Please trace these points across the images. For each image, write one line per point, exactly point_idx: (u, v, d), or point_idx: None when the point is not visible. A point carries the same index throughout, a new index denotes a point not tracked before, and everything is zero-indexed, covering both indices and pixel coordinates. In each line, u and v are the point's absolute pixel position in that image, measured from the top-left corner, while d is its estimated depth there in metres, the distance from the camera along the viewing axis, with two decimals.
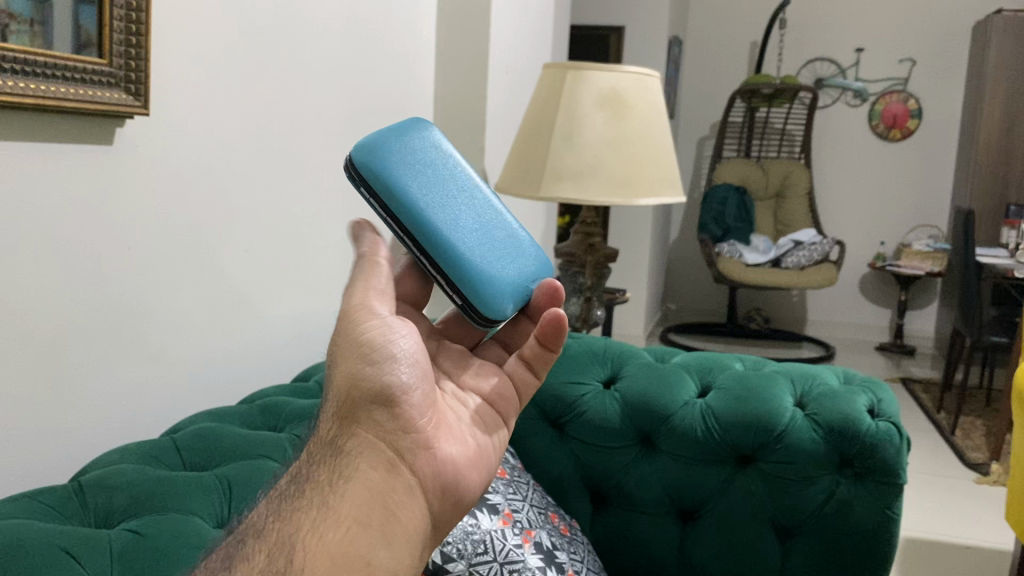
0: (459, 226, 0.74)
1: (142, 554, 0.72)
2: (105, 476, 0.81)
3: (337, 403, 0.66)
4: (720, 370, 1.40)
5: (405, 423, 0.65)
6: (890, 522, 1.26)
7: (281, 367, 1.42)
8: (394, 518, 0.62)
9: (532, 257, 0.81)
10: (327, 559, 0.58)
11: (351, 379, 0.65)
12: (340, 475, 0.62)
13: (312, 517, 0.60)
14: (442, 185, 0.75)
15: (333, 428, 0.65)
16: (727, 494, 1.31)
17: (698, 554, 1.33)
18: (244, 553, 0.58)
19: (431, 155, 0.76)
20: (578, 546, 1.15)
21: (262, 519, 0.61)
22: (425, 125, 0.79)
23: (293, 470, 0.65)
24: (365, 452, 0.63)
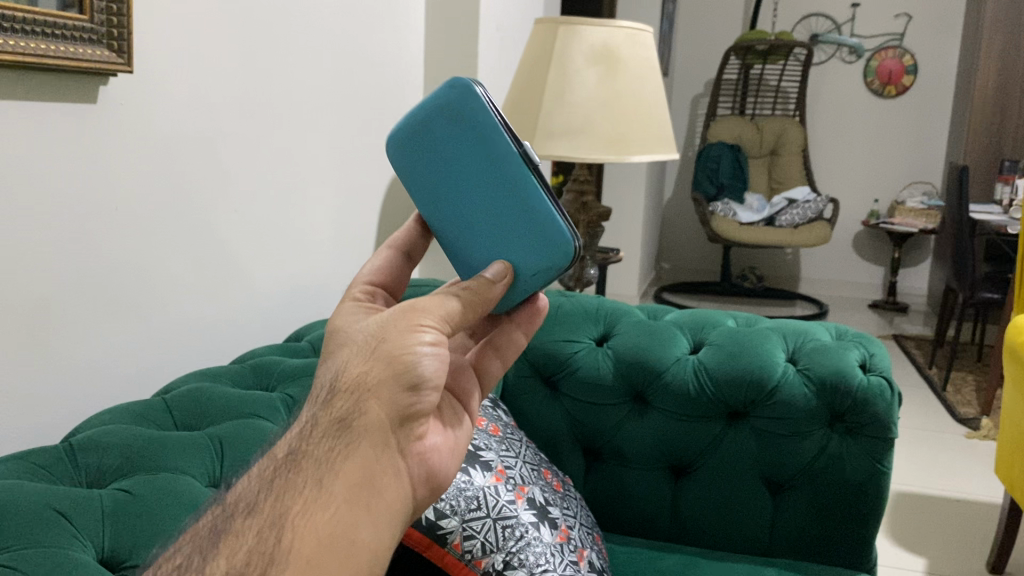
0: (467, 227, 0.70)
1: (133, 513, 0.72)
2: (96, 436, 0.81)
3: (359, 373, 0.60)
4: (712, 326, 1.40)
5: (415, 413, 0.62)
6: (882, 477, 1.26)
7: (272, 329, 1.41)
8: (381, 502, 0.60)
9: (546, 254, 0.67)
10: (314, 540, 0.56)
11: (388, 356, 0.60)
12: (336, 455, 0.59)
13: (305, 497, 0.57)
14: (462, 184, 0.69)
15: (343, 402, 0.60)
16: (719, 447, 1.32)
17: (688, 508, 1.35)
18: (234, 529, 0.56)
19: (452, 146, 0.68)
20: (571, 501, 1.16)
21: (252, 491, 0.58)
22: (464, 97, 0.67)
23: (288, 438, 0.61)
24: (370, 434, 0.60)
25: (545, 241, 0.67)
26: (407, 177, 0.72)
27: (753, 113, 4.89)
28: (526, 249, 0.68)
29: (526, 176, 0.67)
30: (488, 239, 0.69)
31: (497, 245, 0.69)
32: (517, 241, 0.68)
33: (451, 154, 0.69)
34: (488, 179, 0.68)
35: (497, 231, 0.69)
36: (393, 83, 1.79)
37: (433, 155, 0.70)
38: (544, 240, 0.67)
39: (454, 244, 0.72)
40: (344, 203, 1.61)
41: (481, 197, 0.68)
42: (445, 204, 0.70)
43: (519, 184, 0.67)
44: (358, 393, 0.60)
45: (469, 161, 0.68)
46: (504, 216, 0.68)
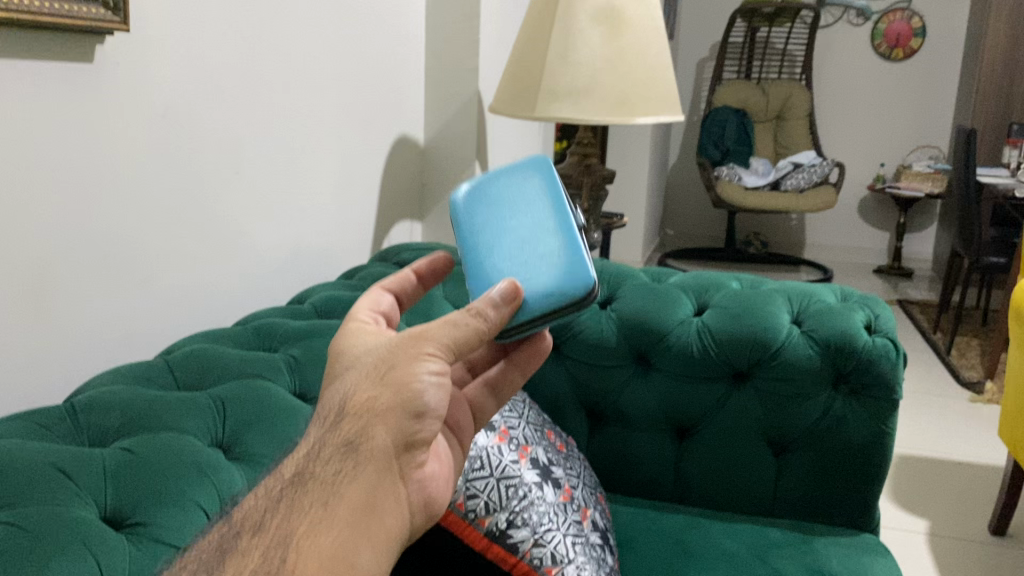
0: (495, 257, 0.73)
1: (137, 471, 0.71)
2: (97, 397, 0.81)
3: (367, 397, 0.63)
4: (716, 288, 1.40)
5: (416, 440, 0.65)
6: (885, 439, 1.26)
7: (275, 292, 1.41)
8: (382, 526, 0.62)
9: (560, 272, 0.67)
10: (318, 559, 0.56)
11: (396, 380, 0.63)
12: (343, 478, 0.60)
13: (310, 517, 0.58)
14: (506, 224, 0.74)
15: (350, 424, 0.62)
16: (723, 410, 1.32)
17: (692, 470, 1.35)
18: (241, 548, 0.55)
19: (511, 197, 0.76)
20: (574, 462, 1.16)
21: (259, 510, 0.58)
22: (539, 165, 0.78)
23: (294, 459, 0.61)
24: (374, 458, 0.62)
25: (564, 263, 0.68)
26: (460, 218, 0.77)
27: (759, 76, 4.84)
28: (543, 272, 0.68)
29: (568, 217, 0.72)
30: (510, 267, 0.71)
31: (518, 267, 0.70)
32: (536, 267, 0.69)
33: (506, 203, 0.76)
34: (536, 221, 0.73)
35: (523, 257, 0.71)
36: (394, 45, 1.76)
37: (489, 204, 0.77)
38: (563, 262, 0.68)
39: (475, 273, 0.73)
40: (345, 167, 1.60)
41: (520, 232, 0.73)
42: (482, 240, 0.75)
43: (561, 225, 0.71)
44: (365, 416, 0.62)
45: (526, 207, 0.74)
46: (536, 247, 0.71)
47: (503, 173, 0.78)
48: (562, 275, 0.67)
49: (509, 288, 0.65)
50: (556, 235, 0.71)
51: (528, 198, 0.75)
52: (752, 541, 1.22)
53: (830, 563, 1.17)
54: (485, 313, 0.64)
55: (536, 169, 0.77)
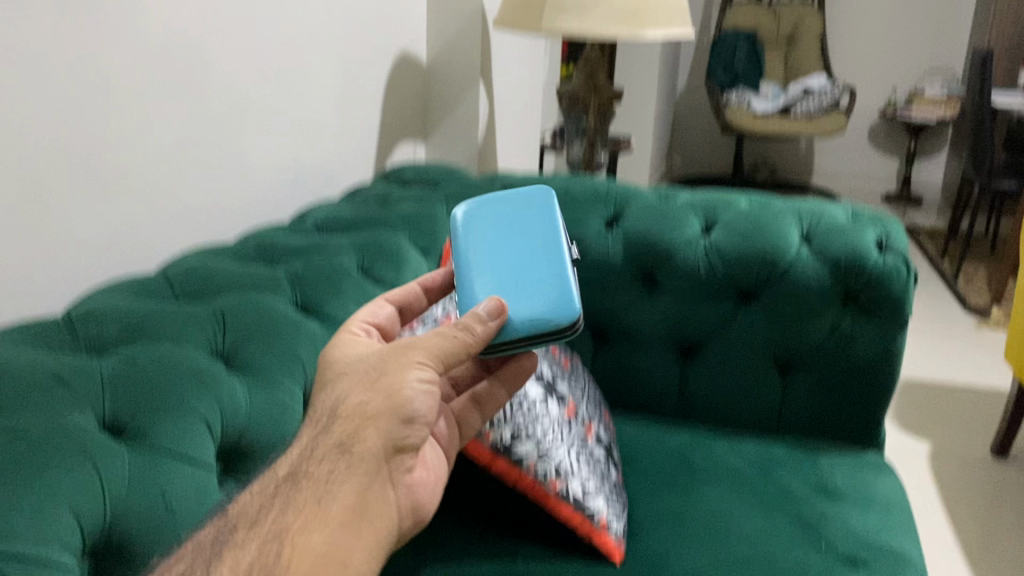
0: (488, 271, 0.82)
1: (135, 380, 0.70)
2: (95, 308, 0.80)
3: (361, 403, 0.68)
4: (725, 206, 1.37)
5: (405, 445, 0.70)
6: (893, 356, 1.25)
7: (276, 212, 1.38)
8: (374, 526, 0.65)
9: (550, 300, 0.77)
10: (313, 554, 0.59)
11: (388, 387, 0.70)
12: (335, 478, 0.64)
13: (305, 515, 0.61)
14: (505, 243, 0.84)
15: (345, 427, 0.67)
16: (730, 329, 1.31)
17: (698, 388, 1.34)
18: (239, 541, 0.58)
19: (515, 221, 0.87)
20: (578, 379, 1.15)
21: (254, 507, 0.61)
22: (545, 199, 0.89)
23: (287, 462, 0.65)
24: (366, 460, 0.66)
25: (554, 292, 0.78)
26: (460, 235, 0.86)
27: None
28: (534, 294, 0.78)
29: (562, 251, 0.83)
30: (503, 284, 0.79)
31: (511, 284, 0.79)
32: (528, 290, 0.78)
33: (509, 226, 0.86)
34: (533, 245, 0.84)
35: (516, 275, 0.80)
36: None
37: (493, 221, 0.87)
38: (553, 290, 0.78)
39: (466, 280, 0.81)
40: (346, 83, 1.55)
41: (517, 254, 0.83)
42: (479, 252, 0.84)
43: (556, 262, 0.81)
44: (357, 420, 0.67)
45: (525, 239, 0.84)
46: (531, 270, 0.81)
47: (512, 199, 0.89)
48: (550, 303, 0.76)
49: (494, 303, 0.74)
50: (549, 264, 0.81)
51: (530, 224, 0.86)
52: (756, 458, 1.22)
53: (834, 478, 1.17)
54: (473, 326, 0.73)
55: (539, 203, 0.89)
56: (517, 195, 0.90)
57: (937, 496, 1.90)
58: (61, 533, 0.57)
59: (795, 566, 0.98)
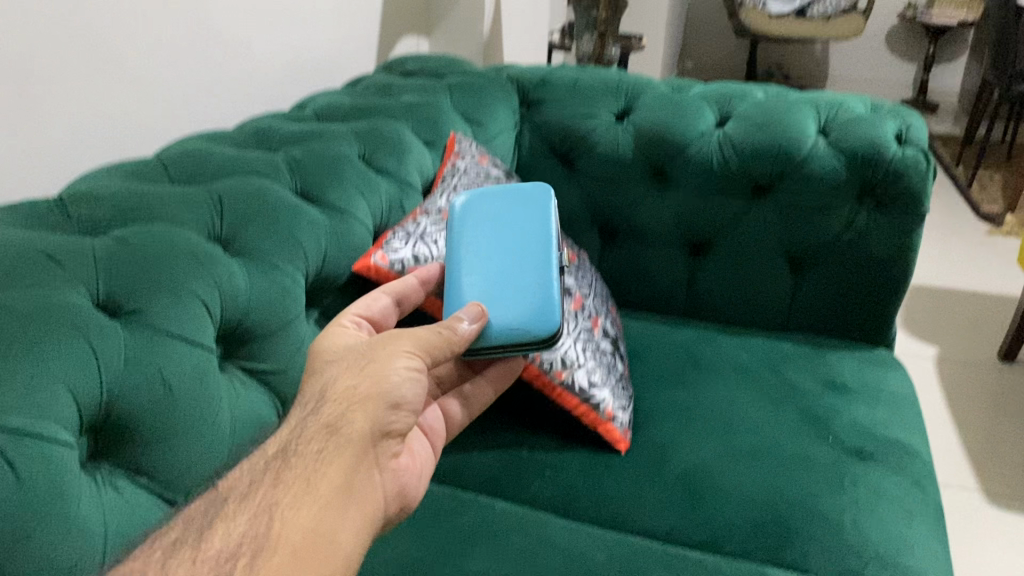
0: (473, 271, 0.85)
1: (130, 259, 0.68)
2: (87, 190, 0.77)
3: (346, 388, 0.66)
4: (741, 98, 1.32)
5: (390, 430, 0.68)
6: (910, 251, 1.21)
7: (274, 104, 1.34)
8: (358, 505, 0.63)
9: (526, 311, 0.81)
10: (300, 530, 0.56)
11: (374, 375, 0.68)
12: (325, 458, 0.61)
13: (293, 492, 0.58)
14: (493, 242, 0.87)
15: (333, 408, 0.64)
16: (741, 224, 1.28)
17: (707, 285, 1.32)
18: (226, 514, 0.56)
19: (506, 219, 0.89)
20: (585, 273, 1.13)
21: (243, 481, 0.58)
22: (541, 195, 0.90)
23: (275, 438, 0.62)
24: (352, 442, 0.64)
25: (532, 301, 0.81)
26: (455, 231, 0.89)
27: None
28: (514, 303, 0.81)
29: (548, 254, 0.85)
30: (489, 286, 0.83)
31: (492, 289, 0.83)
32: (512, 296, 0.82)
33: (500, 223, 0.88)
34: (522, 246, 0.86)
35: (499, 280, 0.83)
36: None
37: (486, 218, 0.89)
38: (532, 300, 0.81)
39: (452, 279, 0.85)
40: None
41: (504, 255, 0.85)
42: (467, 250, 0.87)
43: (544, 266, 0.84)
44: (346, 403, 0.65)
45: (516, 235, 0.87)
46: (515, 274, 0.84)
47: (507, 195, 0.91)
48: (527, 316, 0.80)
49: (473, 312, 0.78)
50: (534, 268, 0.84)
51: (520, 223, 0.88)
52: (764, 353, 1.21)
53: (844, 374, 1.16)
54: (458, 327, 0.76)
55: (534, 198, 0.90)
56: (512, 191, 0.91)
57: (942, 398, 1.91)
58: (56, 410, 0.56)
59: (800, 457, 0.97)
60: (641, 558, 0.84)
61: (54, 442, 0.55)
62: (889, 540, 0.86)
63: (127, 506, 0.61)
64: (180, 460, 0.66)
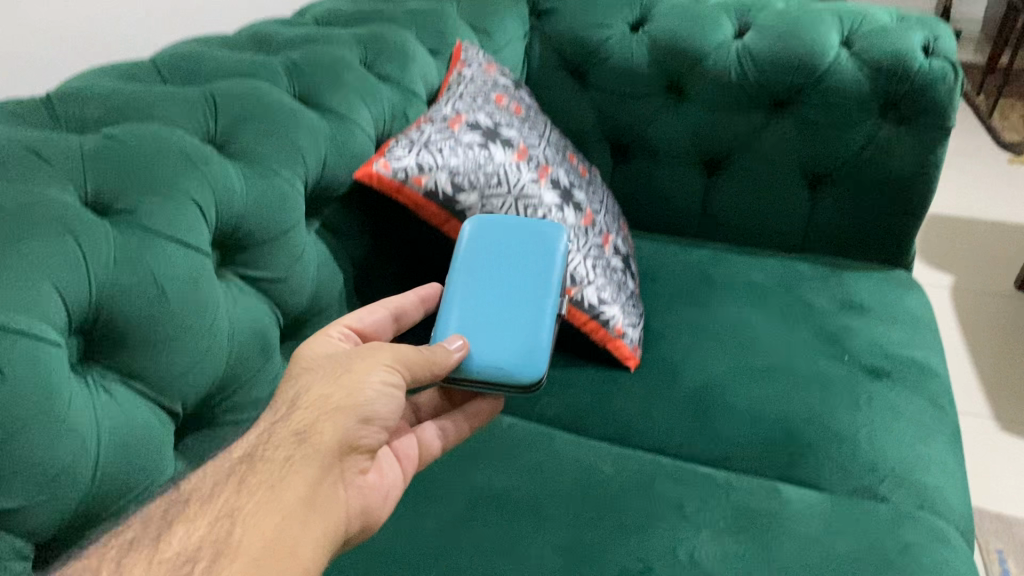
0: (469, 302, 0.76)
1: (120, 157, 0.65)
2: (76, 87, 0.73)
3: (315, 400, 0.62)
4: (761, 6, 1.25)
5: (359, 446, 0.64)
6: (933, 167, 1.17)
7: (276, 12, 1.28)
8: (323, 519, 0.59)
9: (516, 360, 0.73)
10: (261, 536, 0.54)
11: (344, 387, 0.63)
12: (291, 465, 0.58)
13: (256, 498, 0.55)
14: (494, 273, 0.77)
15: (302, 419, 0.61)
16: (759, 141, 1.23)
17: (723, 204, 1.29)
18: (188, 516, 0.54)
19: (513, 249, 0.79)
20: (598, 188, 1.09)
21: (207, 485, 0.57)
22: (552, 233, 0.80)
23: (243, 442, 0.60)
24: (320, 454, 0.60)
25: (525, 350, 0.73)
26: (467, 236, 0.80)
27: None
28: (506, 349, 0.73)
29: (552, 300, 0.76)
30: (486, 315, 0.75)
31: (484, 328, 0.74)
32: (506, 338, 0.74)
33: (505, 253, 0.79)
34: (525, 284, 0.77)
35: (494, 318, 0.75)
36: None
37: (492, 245, 0.79)
38: (525, 349, 0.73)
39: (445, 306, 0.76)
40: None
41: (505, 290, 0.76)
42: (464, 278, 0.77)
43: (544, 311, 0.75)
44: (315, 414, 0.61)
45: (524, 273, 0.77)
46: (513, 315, 0.75)
47: (518, 224, 0.81)
48: (515, 366, 0.72)
49: (457, 347, 0.71)
50: (534, 311, 0.75)
51: (526, 258, 0.78)
52: (779, 272, 1.18)
53: (861, 295, 1.13)
54: (438, 357, 0.68)
55: (546, 235, 0.80)
56: (524, 222, 0.81)
57: (956, 328, 1.88)
58: (41, 306, 0.54)
59: (815, 375, 0.95)
60: (650, 473, 0.82)
61: (39, 339, 0.53)
62: (904, 459, 0.84)
63: (120, 409, 0.59)
64: (176, 365, 0.64)
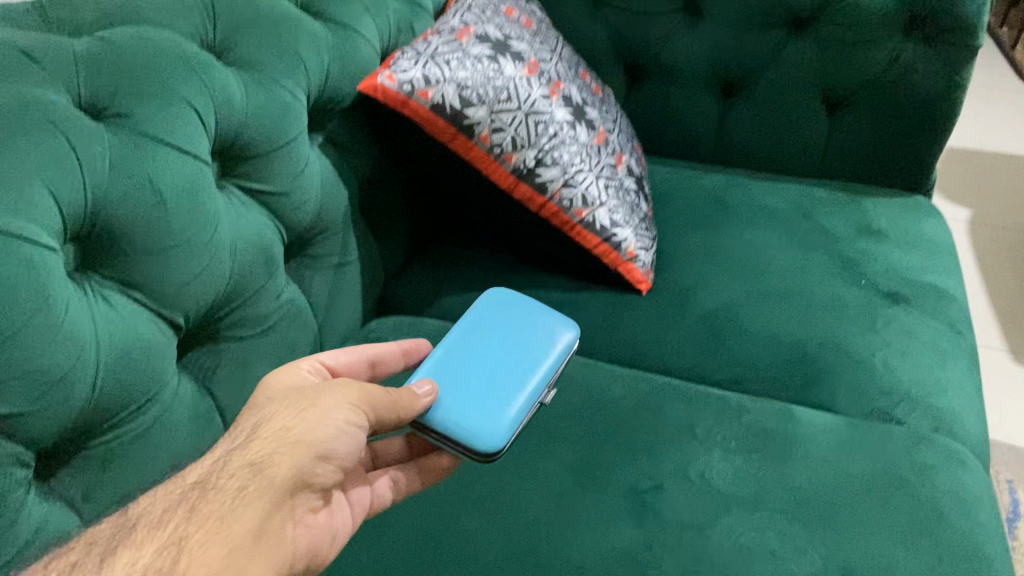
0: (458, 364, 0.74)
1: (115, 60, 0.61)
2: None
3: (274, 431, 0.57)
4: None
5: (313, 483, 0.58)
6: (959, 87, 1.12)
7: None
8: (268, 560, 0.52)
9: (478, 425, 0.69)
10: (205, 568, 0.47)
11: (303, 419, 0.58)
12: (244, 495, 0.52)
13: (205, 527, 0.49)
14: (490, 351, 0.76)
15: (260, 449, 0.55)
16: (777, 62, 1.18)
17: (739, 127, 1.26)
18: (134, 540, 0.48)
19: (518, 335, 0.78)
20: (611, 108, 1.05)
21: (156, 510, 0.51)
22: (561, 334, 0.78)
23: (197, 467, 0.55)
24: (273, 487, 0.54)
25: (491, 418, 0.69)
26: (476, 314, 0.80)
27: None
28: (472, 412, 0.70)
29: (538, 385, 0.73)
30: (454, 379, 0.73)
31: (462, 388, 0.72)
32: (470, 402, 0.71)
33: (509, 336, 0.77)
34: (517, 365, 0.74)
35: (474, 384, 0.72)
36: None
37: (498, 327, 0.78)
38: (490, 416, 0.69)
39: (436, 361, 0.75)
40: None
41: (496, 365, 0.74)
42: (462, 346, 0.76)
43: (526, 392, 0.72)
44: (273, 445, 0.55)
45: (520, 356, 0.75)
46: (495, 387, 0.72)
47: (531, 317, 0.80)
48: (474, 429, 0.68)
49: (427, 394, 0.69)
50: (516, 388, 0.72)
51: (527, 348, 0.76)
52: (795, 197, 1.15)
53: (880, 220, 1.10)
54: (409, 400, 0.66)
55: (554, 333, 0.78)
56: (539, 316, 0.80)
57: (972, 261, 1.85)
58: (34, 209, 0.52)
59: (830, 299, 0.93)
60: (661, 394, 0.81)
61: (33, 241, 0.51)
62: (921, 382, 0.83)
63: (118, 318, 0.58)
64: (176, 274, 0.62)
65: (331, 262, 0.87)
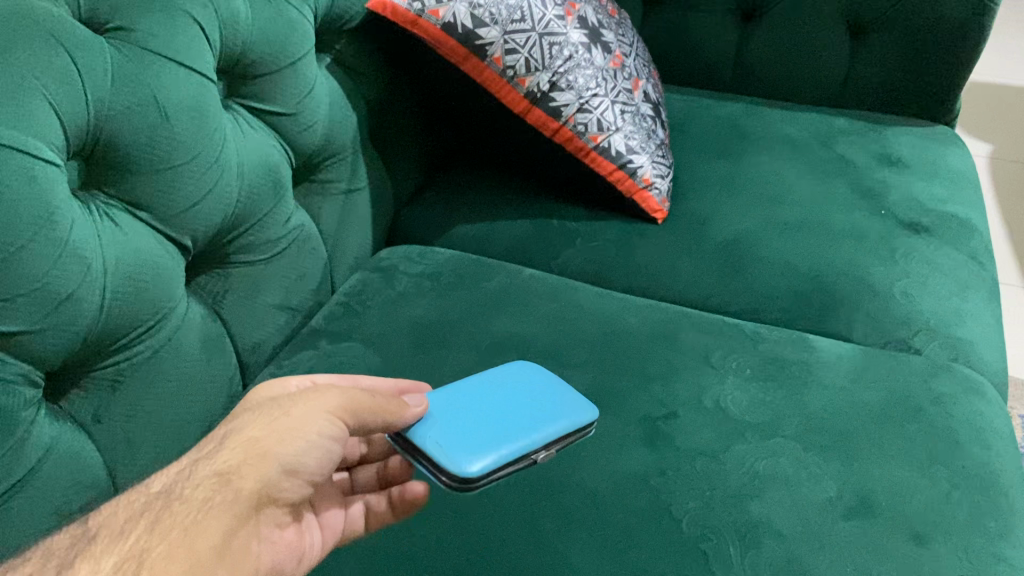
0: (463, 399, 0.65)
1: None
2: None
3: (244, 438, 0.51)
4: None
5: (281, 495, 0.52)
6: (987, 11, 1.09)
7: None
8: None
9: (453, 457, 0.60)
10: None
11: (275, 425, 0.52)
12: (210, 506, 0.47)
13: (170, 537, 0.44)
14: (500, 401, 0.66)
15: (228, 460, 0.50)
16: None
17: (758, 54, 1.22)
18: (93, 550, 0.43)
19: (536, 395, 0.67)
20: (628, 30, 1.02)
21: (117, 520, 0.45)
22: (583, 413, 0.66)
23: (162, 477, 0.50)
24: (241, 497, 0.48)
25: (469, 455, 0.60)
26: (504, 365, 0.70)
27: None
28: (451, 440, 0.61)
29: (532, 444, 0.62)
30: (461, 408, 0.64)
31: (454, 418, 0.63)
32: (462, 432, 0.62)
33: (528, 392, 0.67)
34: (521, 421, 0.64)
35: (469, 421, 0.63)
36: None
37: (519, 384, 0.68)
38: (468, 450, 0.60)
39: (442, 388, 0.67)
40: None
41: (500, 411, 0.65)
42: (476, 387, 0.67)
43: (517, 443, 0.62)
44: (240, 455, 0.50)
45: (528, 414, 0.65)
46: (487, 430, 0.63)
47: (559, 389, 0.68)
48: (447, 458, 0.60)
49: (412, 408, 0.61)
50: (510, 435, 0.62)
51: (538, 410, 0.65)
52: (815, 126, 1.12)
53: (901, 151, 1.07)
54: (390, 408, 0.59)
55: (575, 409, 0.66)
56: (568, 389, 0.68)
57: (992, 198, 1.82)
58: (35, 122, 0.50)
59: (847, 229, 0.91)
60: (675, 323, 0.80)
61: (34, 156, 0.50)
62: (940, 312, 0.82)
63: (123, 240, 0.57)
64: (180, 195, 0.61)
65: (340, 188, 0.86)
